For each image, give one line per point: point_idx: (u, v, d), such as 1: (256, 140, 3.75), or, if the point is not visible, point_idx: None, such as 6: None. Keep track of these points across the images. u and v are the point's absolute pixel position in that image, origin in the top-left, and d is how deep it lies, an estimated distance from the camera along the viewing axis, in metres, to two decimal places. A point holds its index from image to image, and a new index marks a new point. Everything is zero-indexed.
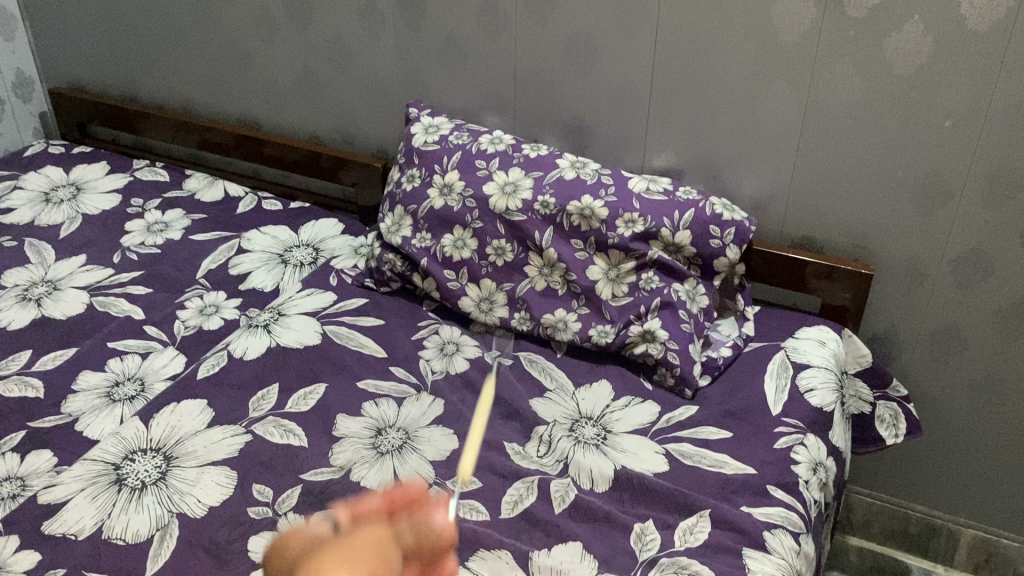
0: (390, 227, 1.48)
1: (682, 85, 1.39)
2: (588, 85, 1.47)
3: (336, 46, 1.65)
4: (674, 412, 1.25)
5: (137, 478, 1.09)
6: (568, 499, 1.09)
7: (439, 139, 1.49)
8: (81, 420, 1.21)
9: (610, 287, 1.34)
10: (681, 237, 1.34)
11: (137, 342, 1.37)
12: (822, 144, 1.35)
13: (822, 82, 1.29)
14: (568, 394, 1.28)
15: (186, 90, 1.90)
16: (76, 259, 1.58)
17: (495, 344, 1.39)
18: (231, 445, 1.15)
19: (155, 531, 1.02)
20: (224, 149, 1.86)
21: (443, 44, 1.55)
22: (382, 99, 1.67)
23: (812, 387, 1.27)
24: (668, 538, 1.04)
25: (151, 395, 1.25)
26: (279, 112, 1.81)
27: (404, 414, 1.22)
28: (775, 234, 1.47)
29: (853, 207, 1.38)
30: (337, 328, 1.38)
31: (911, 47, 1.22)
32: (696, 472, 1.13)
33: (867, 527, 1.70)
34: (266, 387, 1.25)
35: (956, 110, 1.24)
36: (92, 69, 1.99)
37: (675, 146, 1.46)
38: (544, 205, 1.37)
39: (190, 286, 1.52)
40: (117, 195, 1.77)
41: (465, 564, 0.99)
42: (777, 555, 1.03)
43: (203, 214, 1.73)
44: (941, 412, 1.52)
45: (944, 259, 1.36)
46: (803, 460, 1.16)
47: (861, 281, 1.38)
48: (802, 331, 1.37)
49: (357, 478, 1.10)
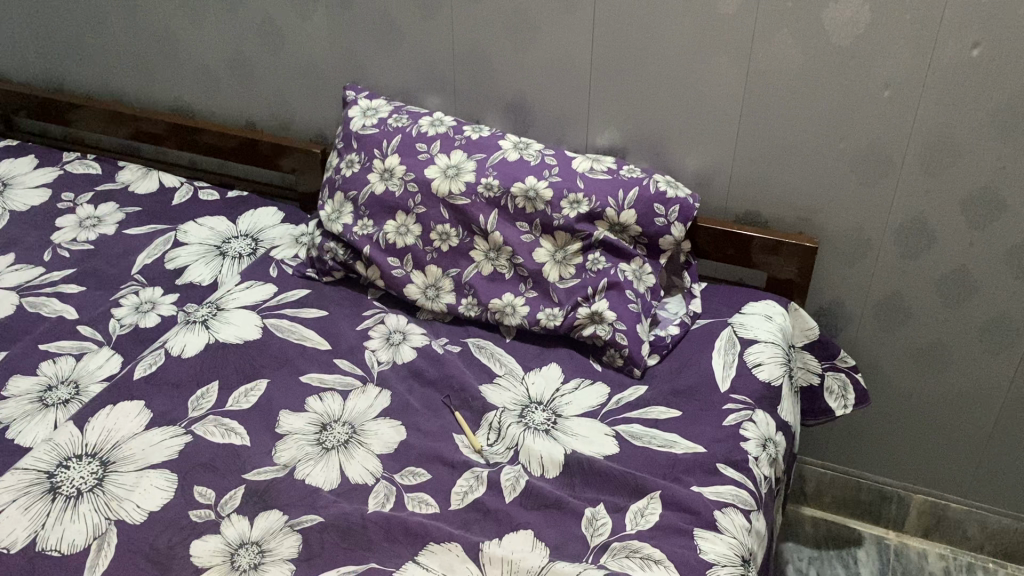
0: (331, 215, 1.44)
1: (622, 60, 1.37)
2: (528, 63, 1.44)
3: (268, 28, 1.60)
4: (623, 394, 1.24)
5: (72, 485, 1.04)
6: (519, 487, 1.07)
7: (378, 122, 1.46)
8: (11, 427, 1.16)
9: (557, 269, 1.33)
10: (626, 216, 1.33)
11: (70, 343, 1.33)
12: (764, 118, 1.34)
13: (761, 55, 1.28)
14: (517, 379, 1.26)
15: (114, 78, 1.83)
16: (4, 259, 1.52)
17: (442, 332, 1.37)
18: (169, 446, 1.11)
19: (92, 539, 0.99)
20: (157, 139, 1.80)
21: (378, 24, 1.51)
22: (318, 82, 1.63)
23: (760, 362, 1.26)
24: (620, 522, 1.03)
25: (86, 397, 1.21)
26: (212, 98, 1.76)
27: (349, 407, 1.20)
28: (719, 209, 1.47)
29: (796, 180, 1.38)
30: (279, 321, 1.34)
31: (848, 18, 1.21)
32: (646, 453, 1.13)
33: (820, 497, 1.72)
34: (206, 386, 1.22)
35: (894, 79, 1.24)
36: (14, 59, 1.90)
37: (618, 124, 1.44)
38: (488, 187, 1.35)
39: (125, 283, 1.47)
40: (46, 190, 1.71)
41: (414, 558, 0.98)
42: (729, 534, 1.03)
43: (138, 207, 1.67)
44: (888, 380, 1.54)
45: (886, 230, 1.37)
46: (752, 436, 1.16)
47: (806, 254, 1.38)
48: (749, 306, 1.37)
49: (303, 476, 1.08)
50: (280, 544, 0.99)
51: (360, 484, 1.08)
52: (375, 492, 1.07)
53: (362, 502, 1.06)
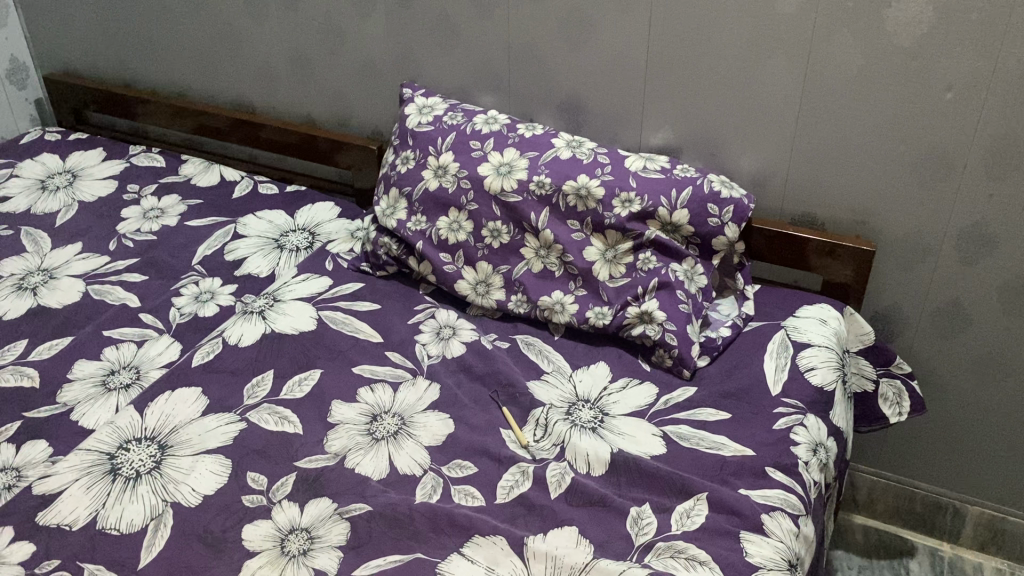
0: (386, 210, 1.46)
1: (678, 59, 1.37)
2: (583, 61, 1.44)
3: (327, 26, 1.63)
4: (672, 394, 1.23)
5: (132, 467, 1.08)
6: (564, 484, 1.08)
7: (434, 119, 1.47)
8: (75, 409, 1.21)
9: (607, 268, 1.33)
10: (678, 216, 1.32)
11: (132, 330, 1.37)
12: (821, 119, 1.32)
13: (819, 55, 1.27)
14: (565, 376, 1.27)
15: (180, 74, 1.88)
16: (72, 247, 1.58)
17: (492, 328, 1.38)
18: (225, 432, 1.14)
19: (150, 520, 1.02)
20: (220, 134, 1.84)
21: (435, 22, 1.53)
22: (376, 80, 1.65)
23: (812, 366, 1.25)
24: (665, 522, 1.03)
25: (147, 382, 1.25)
26: (273, 95, 1.79)
27: (400, 399, 1.21)
28: (775, 211, 1.45)
29: (854, 183, 1.36)
30: (333, 313, 1.37)
31: (911, 18, 1.19)
32: (694, 455, 1.12)
33: (871, 505, 1.69)
34: (261, 374, 1.24)
35: (958, 81, 1.21)
36: (86, 55, 1.97)
37: (673, 124, 1.43)
38: (539, 185, 1.35)
39: (186, 273, 1.51)
40: (113, 181, 1.77)
41: (459, 550, 0.99)
42: (775, 538, 1.02)
43: (200, 200, 1.72)
44: (946, 389, 1.50)
45: (947, 235, 1.34)
46: (803, 441, 1.15)
47: (863, 258, 1.36)
48: (803, 309, 1.35)
49: (353, 465, 1.11)
50: (329, 531, 1.01)
51: (408, 474, 1.10)
52: (423, 483, 1.08)
53: (410, 492, 1.07)
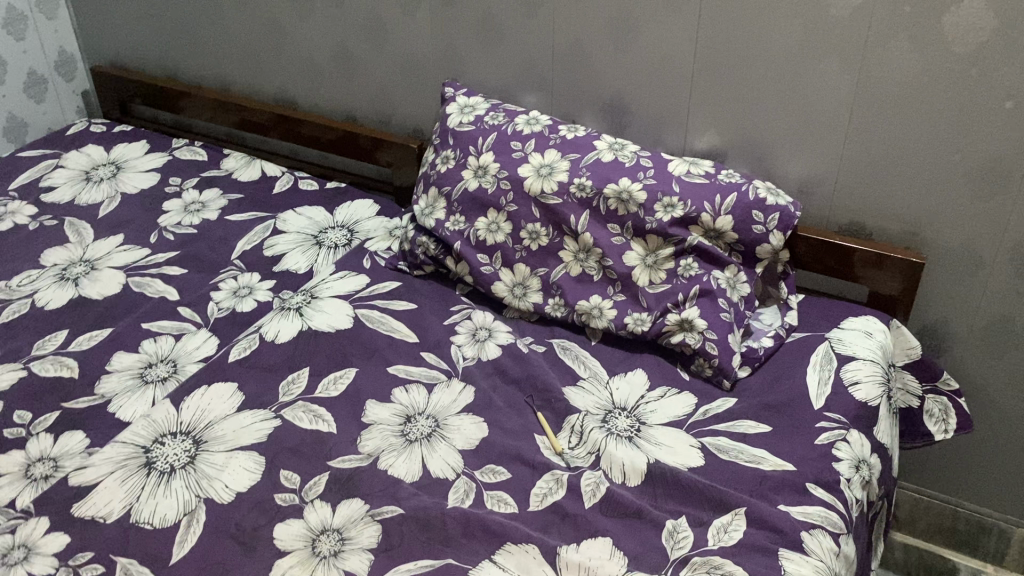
0: (424, 209, 1.45)
1: (726, 62, 1.34)
2: (628, 63, 1.42)
3: (371, 23, 1.63)
4: (711, 404, 1.21)
5: (167, 461, 1.08)
6: (599, 493, 1.06)
7: (475, 119, 1.46)
8: (113, 401, 1.22)
9: (647, 273, 1.30)
10: (722, 222, 1.29)
11: (171, 323, 1.38)
12: (874, 126, 1.28)
13: (873, 61, 1.23)
14: (601, 383, 1.25)
15: (224, 69, 1.89)
16: (114, 239, 1.60)
17: (528, 331, 1.36)
18: (260, 429, 1.14)
19: (183, 515, 1.02)
20: (261, 129, 1.85)
21: (479, 20, 1.51)
22: (418, 78, 1.64)
23: (857, 380, 1.21)
24: (701, 537, 1.01)
25: (183, 376, 1.26)
26: (315, 91, 1.79)
27: (434, 401, 1.20)
28: (821, 220, 1.41)
29: (905, 193, 1.32)
30: (370, 312, 1.36)
31: (971, 24, 1.15)
32: (733, 468, 1.10)
33: (913, 523, 1.64)
34: (297, 371, 1.24)
35: (1018, 89, 1.17)
36: (132, 48, 1.99)
37: (719, 128, 1.40)
38: (580, 188, 1.34)
39: (225, 268, 1.52)
40: (155, 174, 1.78)
41: (491, 557, 0.97)
42: (814, 557, 0.99)
43: (240, 194, 1.72)
44: (995, 406, 1.45)
45: (1001, 249, 1.29)
46: (845, 457, 1.12)
47: (912, 270, 1.32)
48: (848, 321, 1.32)
49: (385, 466, 1.10)
50: (360, 532, 1.01)
51: (441, 478, 1.08)
52: (456, 487, 1.07)
53: (442, 496, 1.06)
